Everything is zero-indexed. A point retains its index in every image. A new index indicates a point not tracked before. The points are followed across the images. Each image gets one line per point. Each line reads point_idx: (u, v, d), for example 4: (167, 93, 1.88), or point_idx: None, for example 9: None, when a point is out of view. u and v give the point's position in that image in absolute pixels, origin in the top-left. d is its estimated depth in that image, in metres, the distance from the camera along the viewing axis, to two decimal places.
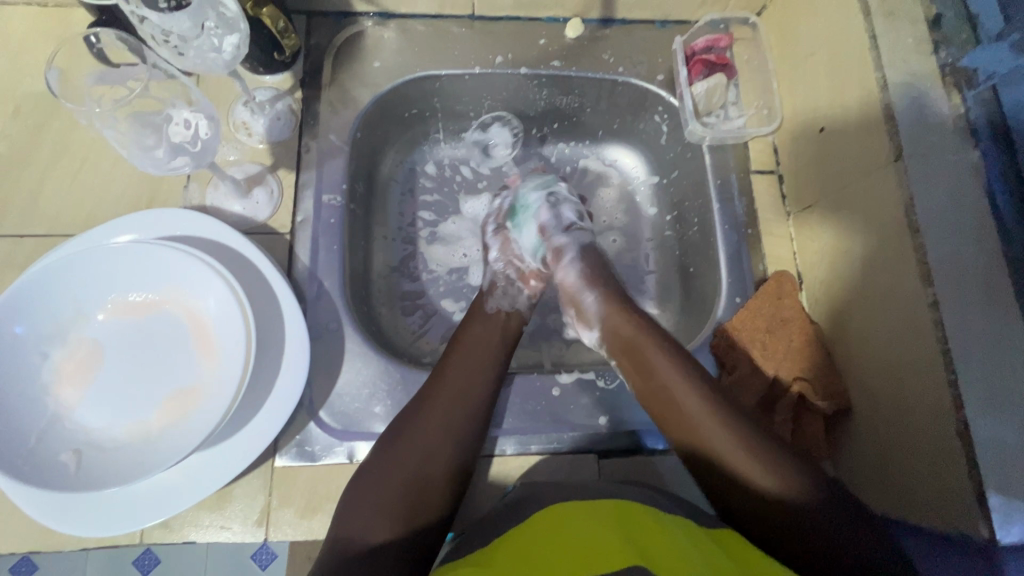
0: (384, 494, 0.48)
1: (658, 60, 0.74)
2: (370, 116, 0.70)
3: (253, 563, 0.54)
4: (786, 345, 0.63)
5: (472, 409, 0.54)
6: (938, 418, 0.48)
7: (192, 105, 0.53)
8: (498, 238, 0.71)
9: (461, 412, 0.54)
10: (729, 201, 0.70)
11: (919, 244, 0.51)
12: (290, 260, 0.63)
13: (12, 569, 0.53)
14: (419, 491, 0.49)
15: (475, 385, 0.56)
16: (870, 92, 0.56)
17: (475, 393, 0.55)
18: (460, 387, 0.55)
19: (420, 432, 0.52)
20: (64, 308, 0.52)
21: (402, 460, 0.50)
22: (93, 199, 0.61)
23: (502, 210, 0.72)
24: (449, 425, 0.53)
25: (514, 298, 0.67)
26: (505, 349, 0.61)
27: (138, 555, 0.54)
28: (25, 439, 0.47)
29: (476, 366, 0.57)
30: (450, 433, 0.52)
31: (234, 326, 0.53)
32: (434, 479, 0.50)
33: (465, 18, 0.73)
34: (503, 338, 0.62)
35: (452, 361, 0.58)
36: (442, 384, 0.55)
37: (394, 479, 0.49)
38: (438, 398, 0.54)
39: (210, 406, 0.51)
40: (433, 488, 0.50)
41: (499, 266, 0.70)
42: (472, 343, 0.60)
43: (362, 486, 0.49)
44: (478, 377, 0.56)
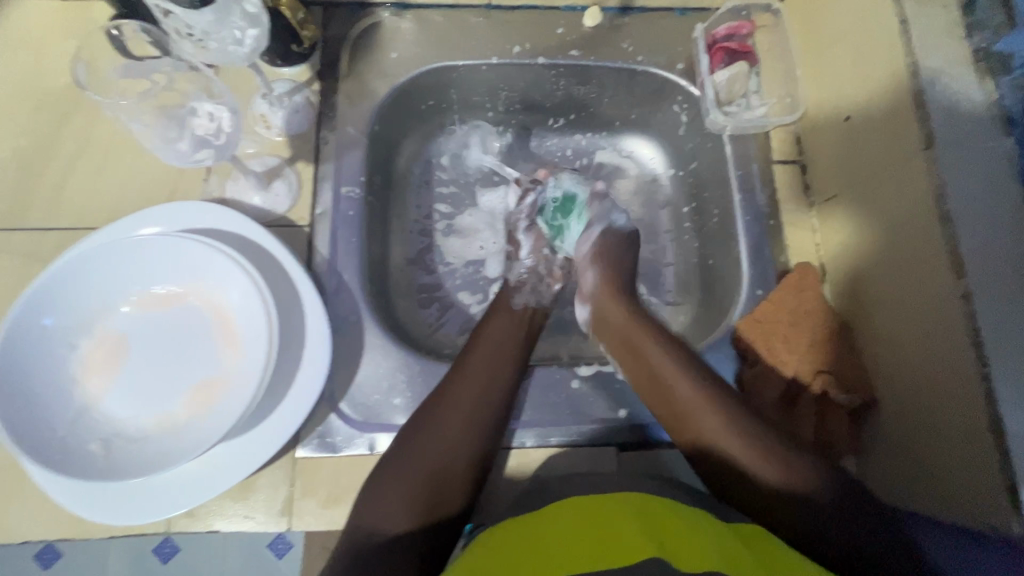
0: (407, 485, 0.49)
1: (678, 48, 0.73)
2: (387, 108, 0.70)
3: (270, 553, 0.55)
4: (807, 338, 0.61)
5: (496, 401, 0.54)
6: (969, 412, 0.47)
7: (215, 98, 0.53)
8: (528, 237, 0.71)
9: (485, 404, 0.54)
10: (751, 192, 0.69)
11: (949, 233, 0.50)
12: (309, 252, 0.63)
13: (37, 556, 0.54)
14: (440, 483, 0.49)
15: (495, 381, 0.56)
16: (899, 78, 0.55)
17: (498, 385, 0.55)
18: (483, 379, 0.55)
19: (444, 423, 0.52)
20: (90, 300, 0.53)
21: (425, 451, 0.50)
22: (115, 193, 0.62)
23: (535, 206, 0.72)
24: (472, 417, 0.53)
25: (542, 296, 0.67)
26: (528, 345, 0.61)
27: (160, 543, 0.55)
28: (55, 428, 0.48)
29: (498, 363, 0.57)
30: (474, 425, 0.53)
31: (257, 318, 0.53)
32: (455, 471, 0.50)
33: (482, 8, 0.72)
34: (526, 334, 0.62)
35: (475, 354, 0.58)
36: (464, 375, 0.56)
37: (413, 470, 0.49)
38: (460, 390, 0.54)
39: (234, 396, 0.51)
40: (455, 480, 0.50)
41: (529, 264, 0.69)
42: (493, 337, 0.60)
43: (382, 479, 0.49)
44: (503, 370, 0.57)
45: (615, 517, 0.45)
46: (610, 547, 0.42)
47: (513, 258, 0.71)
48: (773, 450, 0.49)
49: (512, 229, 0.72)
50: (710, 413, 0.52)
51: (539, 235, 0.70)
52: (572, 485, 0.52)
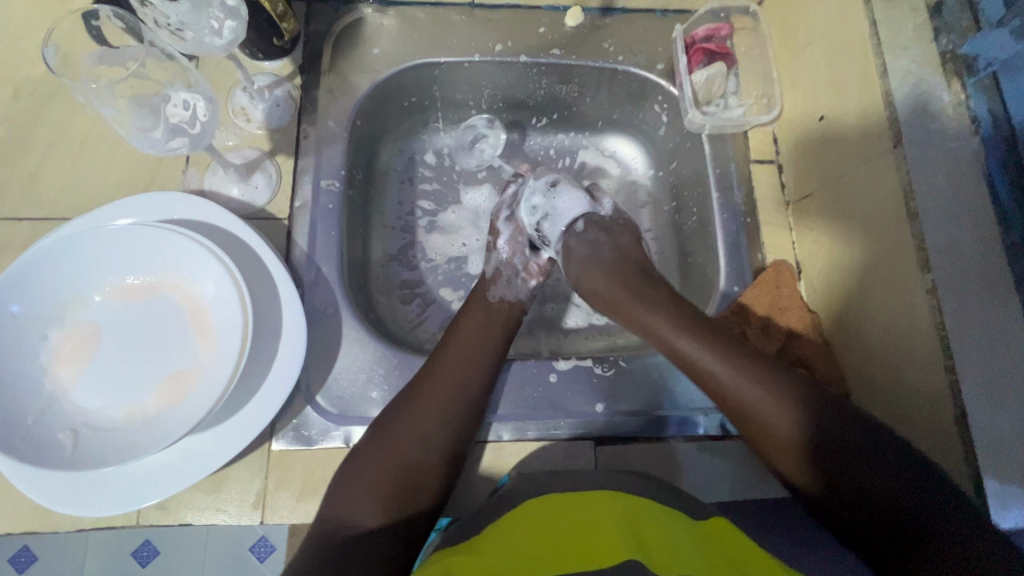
0: (378, 475, 0.49)
1: (659, 49, 0.73)
2: (369, 103, 0.70)
3: (253, 556, 0.53)
4: (783, 334, 0.63)
5: (471, 391, 0.55)
6: (936, 402, 0.48)
7: (192, 88, 0.51)
8: (508, 225, 0.70)
9: (457, 395, 0.54)
10: (729, 190, 0.69)
11: (916, 229, 0.51)
12: (288, 246, 0.62)
13: (12, 559, 0.52)
14: (413, 472, 0.50)
15: (470, 375, 0.56)
16: (870, 79, 0.56)
17: (473, 375, 0.56)
18: (458, 373, 0.55)
19: (419, 413, 0.52)
20: (63, 290, 0.52)
21: (399, 441, 0.51)
22: (91, 183, 0.61)
23: (515, 195, 0.71)
24: (446, 407, 0.53)
25: (518, 289, 0.68)
26: (505, 338, 0.61)
27: (138, 546, 0.53)
28: (22, 418, 0.47)
29: (473, 355, 0.57)
30: (449, 415, 0.53)
31: (231, 308, 0.53)
32: (428, 464, 0.51)
33: (465, 6, 0.73)
34: (502, 328, 0.62)
35: (451, 346, 0.58)
36: (440, 366, 0.56)
37: (390, 461, 0.50)
38: (435, 382, 0.54)
39: (206, 387, 0.51)
40: (428, 470, 0.51)
41: (505, 256, 0.69)
42: (470, 330, 0.60)
43: (355, 470, 0.49)
44: (476, 362, 0.57)
45: (597, 516, 0.45)
46: (590, 544, 0.41)
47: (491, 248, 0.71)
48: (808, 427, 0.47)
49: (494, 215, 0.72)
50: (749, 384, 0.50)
51: (519, 229, 0.70)
52: (551, 483, 0.51)
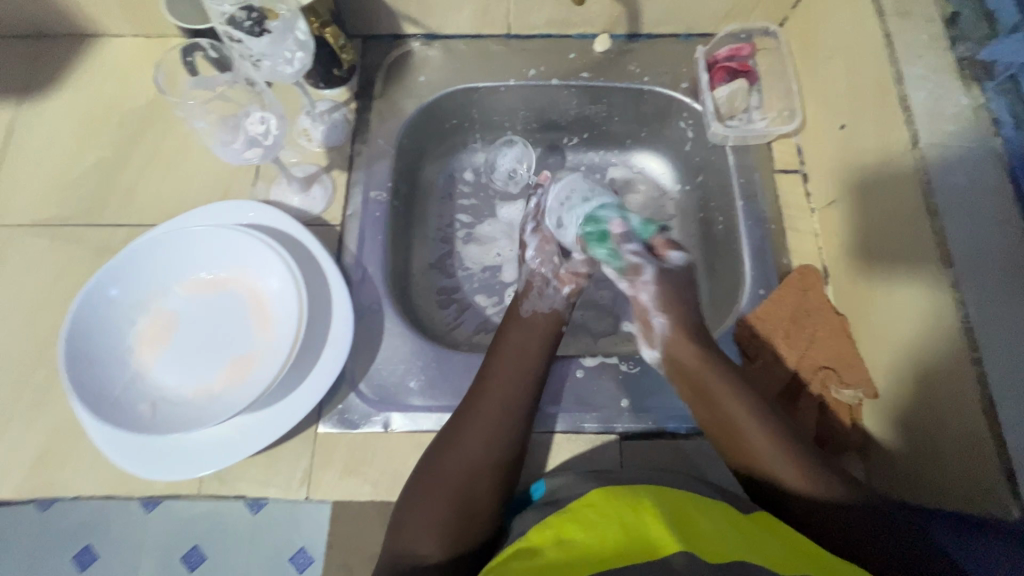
0: (437, 508, 0.52)
1: (683, 70, 0.78)
2: (414, 124, 0.78)
3: (292, 566, 0.56)
4: (809, 334, 0.63)
5: (514, 415, 0.58)
6: (962, 398, 0.48)
7: (265, 107, 0.60)
8: (535, 237, 0.75)
9: (502, 420, 0.57)
10: (753, 199, 0.72)
11: (936, 226, 0.52)
12: (338, 249, 0.69)
13: (75, 558, 0.57)
14: (467, 502, 0.53)
15: (512, 399, 0.58)
16: (886, 86, 0.58)
17: (515, 403, 0.58)
18: (500, 396, 0.58)
19: (466, 444, 0.56)
20: (149, 283, 0.60)
21: (448, 473, 0.54)
22: (177, 194, 0.71)
23: (540, 207, 0.76)
24: (490, 436, 0.56)
25: (552, 299, 0.70)
26: (546, 354, 0.63)
27: (186, 552, 0.57)
28: (112, 389, 0.55)
29: (515, 377, 0.60)
30: (492, 442, 0.56)
31: (289, 300, 0.60)
32: (480, 490, 0.54)
33: (501, 37, 0.80)
34: (542, 344, 0.64)
35: (493, 369, 0.61)
36: (485, 392, 0.59)
37: (442, 490, 0.53)
38: (481, 409, 0.58)
39: (266, 369, 0.58)
40: (482, 498, 0.53)
41: (535, 266, 0.73)
42: (510, 352, 0.63)
43: (415, 496, 0.53)
44: (517, 386, 0.59)
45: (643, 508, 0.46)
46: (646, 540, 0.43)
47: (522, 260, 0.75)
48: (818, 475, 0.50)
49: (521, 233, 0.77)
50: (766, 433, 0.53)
51: (542, 235, 0.74)
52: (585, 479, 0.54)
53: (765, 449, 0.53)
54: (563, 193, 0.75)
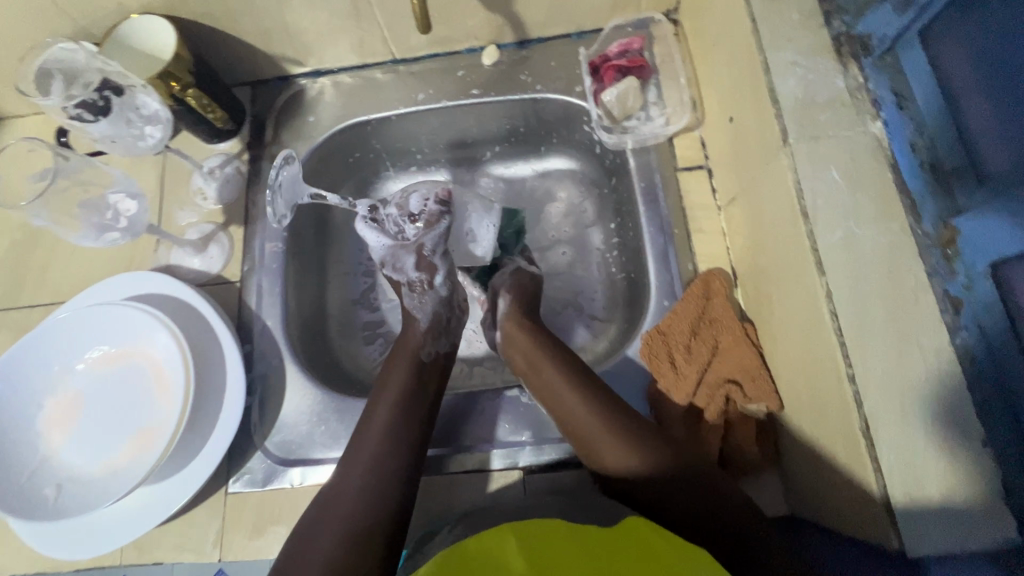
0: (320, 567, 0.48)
1: (576, 73, 0.74)
2: (311, 166, 0.77)
3: None
4: (710, 347, 0.60)
5: (401, 454, 0.56)
6: (841, 417, 0.45)
7: (112, 183, 0.57)
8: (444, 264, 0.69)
9: (389, 461, 0.56)
10: (656, 202, 0.68)
11: (808, 230, 0.47)
12: (239, 306, 0.69)
13: None
14: (365, 535, 0.50)
15: (399, 437, 0.57)
16: (757, 78, 0.53)
17: (402, 434, 0.58)
18: (386, 437, 0.57)
19: (350, 492, 0.53)
20: (51, 367, 0.62)
21: (343, 511, 0.52)
22: (86, 269, 0.72)
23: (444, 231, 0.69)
24: (377, 471, 0.55)
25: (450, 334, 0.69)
26: (435, 391, 0.63)
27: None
28: (19, 476, 0.57)
29: (402, 415, 0.59)
30: (379, 484, 0.54)
31: (179, 368, 0.60)
32: (370, 538, 0.50)
33: (388, 63, 0.78)
34: (430, 378, 0.64)
35: (377, 409, 0.60)
36: (367, 434, 0.58)
37: (326, 546, 0.49)
38: (365, 452, 0.56)
39: (162, 440, 0.59)
40: (379, 531, 0.51)
41: (442, 291, 0.69)
42: (397, 388, 0.62)
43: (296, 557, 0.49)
44: (405, 423, 0.59)
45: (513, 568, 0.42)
46: None
47: (424, 285, 0.69)
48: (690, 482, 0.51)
49: (422, 253, 0.69)
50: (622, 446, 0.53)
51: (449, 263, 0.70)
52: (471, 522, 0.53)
53: (624, 460, 0.53)
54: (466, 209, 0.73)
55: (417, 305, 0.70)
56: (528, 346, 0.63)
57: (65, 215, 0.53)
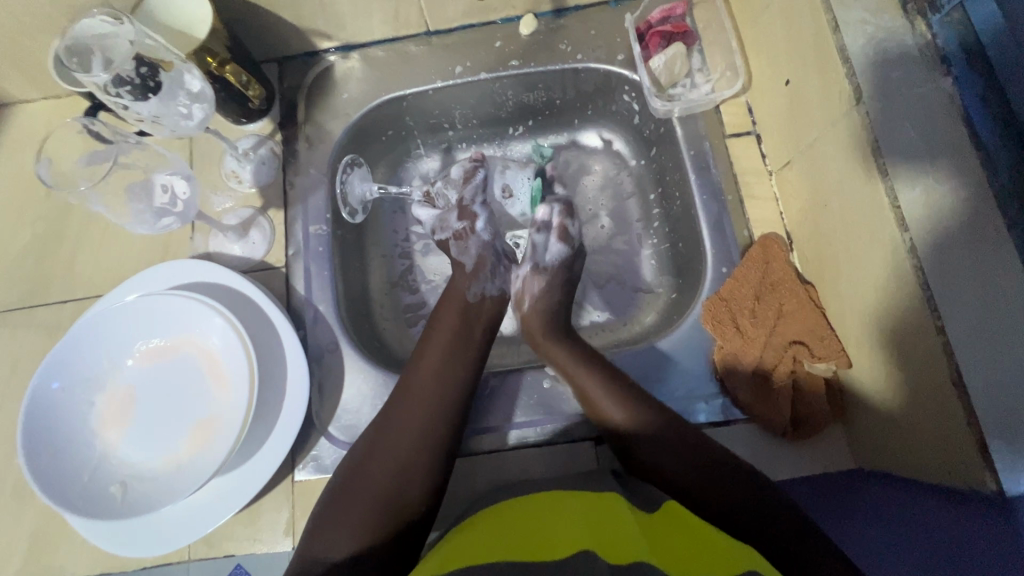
0: (356, 510, 0.49)
1: (617, 40, 0.73)
2: (346, 145, 0.74)
3: None
4: (775, 310, 0.61)
5: (448, 403, 0.57)
6: (931, 369, 0.46)
7: (170, 168, 0.57)
8: (483, 209, 0.73)
9: (435, 407, 0.56)
10: (707, 170, 0.68)
11: (889, 186, 0.49)
12: (288, 291, 0.67)
13: None
14: (403, 482, 0.51)
15: (446, 386, 0.58)
16: (824, 37, 0.54)
17: (446, 400, 0.57)
18: (434, 382, 0.58)
19: (395, 432, 0.54)
20: (100, 362, 0.59)
21: (378, 475, 0.51)
22: (119, 261, 0.69)
23: (479, 180, 0.75)
24: (427, 415, 0.55)
25: (501, 280, 0.70)
26: (483, 343, 0.64)
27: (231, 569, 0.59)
28: (81, 475, 0.55)
29: (450, 364, 0.59)
30: (425, 430, 0.54)
31: (240, 357, 0.59)
32: (412, 481, 0.52)
33: (421, 35, 0.75)
34: (478, 331, 0.64)
35: (425, 356, 0.60)
36: (414, 377, 0.58)
37: (368, 486, 0.50)
38: (411, 396, 0.56)
39: (227, 430, 0.57)
40: (418, 479, 0.52)
41: (485, 237, 0.72)
42: (444, 335, 0.62)
43: (336, 501, 0.50)
44: (452, 371, 0.59)
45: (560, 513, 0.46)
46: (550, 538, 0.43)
47: (468, 233, 0.72)
48: (685, 448, 0.53)
49: (463, 205, 0.73)
50: (627, 413, 0.56)
51: (487, 209, 0.73)
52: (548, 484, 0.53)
53: (630, 426, 0.55)
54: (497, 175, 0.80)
55: (463, 254, 0.71)
56: (545, 325, 0.66)
57: (118, 201, 0.53)
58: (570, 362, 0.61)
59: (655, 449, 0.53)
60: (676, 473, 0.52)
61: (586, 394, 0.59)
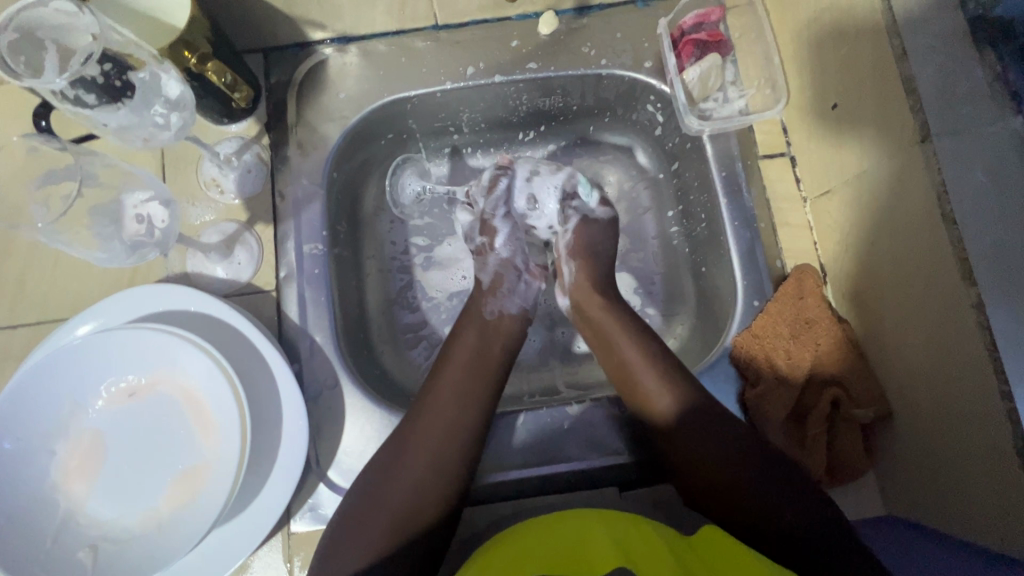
0: (369, 538, 0.47)
1: (644, 45, 0.67)
2: (342, 151, 0.66)
3: None
4: (812, 350, 0.58)
5: (467, 426, 0.53)
6: (992, 430, 0.43)
7: (145, 189, 0.52)
8: (505, 223, 0.67)
9: (453, 430, 0.52)
10: (738, 193, 0.63)
11: (954, 236, 0.45)
12: (279, 318, 0.61)
13: None
14: (417, 509, 0.49)
15: (467, 405, 0.54)
16: (885, 62, 0.50)
17: (467, 415, 0.53)
18: (453, 403, 0.53)
19: (410, 455, 0.51)
20: (60, 408, 0.51)
21: (394, 495, 0.49)
22: (78, 281, 0.61)
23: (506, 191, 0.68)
24: (445, 439, 0.52)
25: (522, 295, 0.64)
26: (507, 358, 0.59)
27: None
28: (42, 541, 0.48)
29: (471, 382, 0.55)
30: (442, 456, 0.51)
31: (227, 402, 0.51)
32: (426, 509, 0.49)
33: (429, 29, 0.67)
34: (501, 347, 0.59)
35: (445, 373, 0.56)
36: (432, 395, 0.54)
37: (380, 512, 0.48)
38: (429, 417, 0.52)
39: (214, 486, 0.50)
40: (433, 505, 0.49)
41: (505, 255, 0.65)
42: (463, 351, 0.57)
43: (349, 529, 0.48)
44: (473, 390, 0.55)
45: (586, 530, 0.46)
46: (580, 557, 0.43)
47: (486, 249, 0.66)
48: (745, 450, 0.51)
49: (485, 218, 0.67)
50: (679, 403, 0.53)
51: (511, 223, 0.67)
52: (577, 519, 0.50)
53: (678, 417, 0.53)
54: (527, 171, 0.69)
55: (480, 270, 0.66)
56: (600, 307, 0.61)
57: (80, 231, 0.47)
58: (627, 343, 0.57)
59: (711, 448, 0.51)
60: (732, 487, 0.49)
61: (635, 380, 0.55)
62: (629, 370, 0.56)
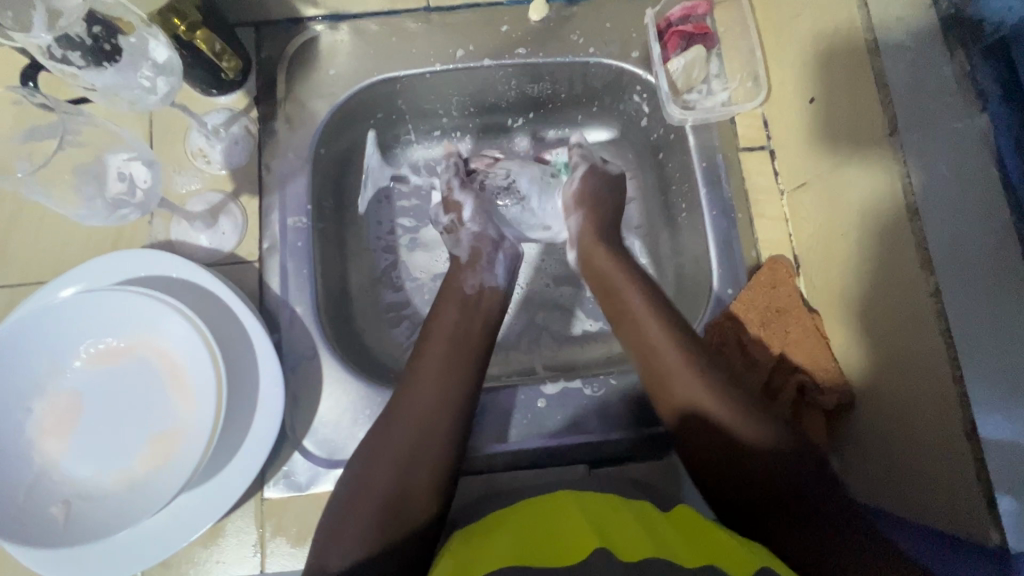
0: (360, 517, 0.46)
1: (632, 35, 0.68)
2: (331, 127, 0.67)
3: None
4: (781, 337, 0.60)
5: (449, 401, 0.52)
6: (945, 415, 0.45)
7: (128, 150, 0.53)
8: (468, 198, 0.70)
9: (436, 405, 0.51)
10: (717, 184, 0.65)
11: (916, 227, 0.47)
12: (261, 288, 0.61)
13: None
14: (405, 487, 0.48)
15: (449, 384, 0.53)
16: (859, 56, 0.52)
17: (450, 392, 0.53)
18: (434, 381, 0.53)
19: (395, 433, 0.50)
20: (38, 367, 0.52)
21: (379, 476, 0.48)
22: (62, 244, 0.61)
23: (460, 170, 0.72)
24: (428, 416, 0.51)
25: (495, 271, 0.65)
26: (488, 338, 0.59)
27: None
28: (14, 495, 0.49)
29: (451, 362, 0.55)
30: (426, 433, 0.50)
31: (204, 368, 0.52)
32: (415, 487, 0.48)
33: (420, 11, 0.68)
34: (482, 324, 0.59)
35: (425, 353, 0.56)
36: (416, 375, 0.54)
37: (368, 492, 0.47)
38: (411, 396, 0.52)
39: (188, 448, 0.51)
40: (421, 482, 0.48)
41: (475, 229, 0.68)
42: (444, 331, 0.57)
43: (342, 510, 0.47)
44: (453, 369, 0.54)
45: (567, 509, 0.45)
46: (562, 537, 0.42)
47: (456, 225, 0.69)
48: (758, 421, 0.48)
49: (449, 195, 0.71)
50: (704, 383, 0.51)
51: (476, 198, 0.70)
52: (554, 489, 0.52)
53: (698, 395, 0.51)
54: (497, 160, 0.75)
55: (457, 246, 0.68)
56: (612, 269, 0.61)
57: (61, 186, 0.49)
58: (649, 316, 0.56)
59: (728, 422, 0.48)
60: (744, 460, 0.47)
61: (658, 356, 0.54)
62: (653, 345, 0.54)
